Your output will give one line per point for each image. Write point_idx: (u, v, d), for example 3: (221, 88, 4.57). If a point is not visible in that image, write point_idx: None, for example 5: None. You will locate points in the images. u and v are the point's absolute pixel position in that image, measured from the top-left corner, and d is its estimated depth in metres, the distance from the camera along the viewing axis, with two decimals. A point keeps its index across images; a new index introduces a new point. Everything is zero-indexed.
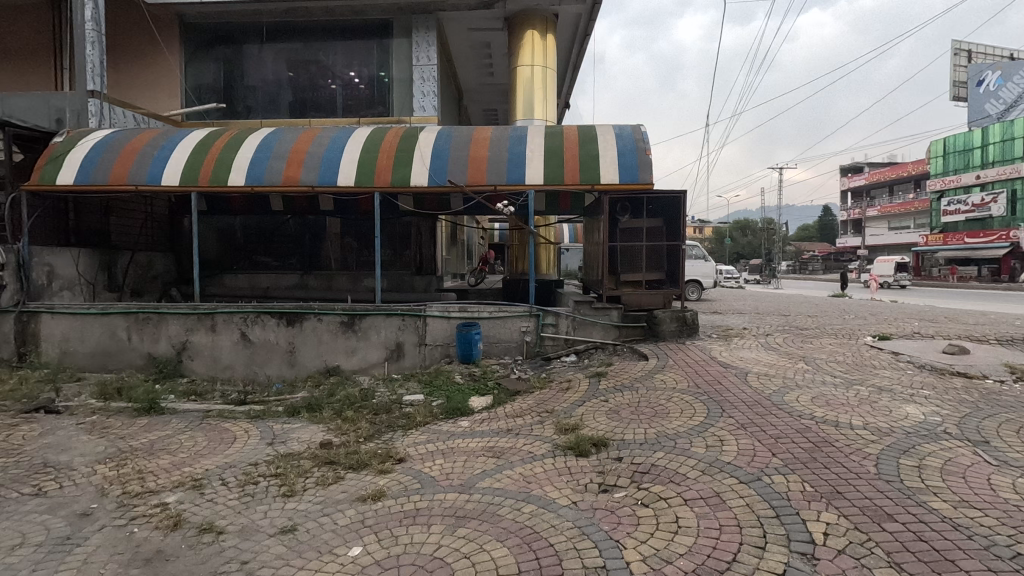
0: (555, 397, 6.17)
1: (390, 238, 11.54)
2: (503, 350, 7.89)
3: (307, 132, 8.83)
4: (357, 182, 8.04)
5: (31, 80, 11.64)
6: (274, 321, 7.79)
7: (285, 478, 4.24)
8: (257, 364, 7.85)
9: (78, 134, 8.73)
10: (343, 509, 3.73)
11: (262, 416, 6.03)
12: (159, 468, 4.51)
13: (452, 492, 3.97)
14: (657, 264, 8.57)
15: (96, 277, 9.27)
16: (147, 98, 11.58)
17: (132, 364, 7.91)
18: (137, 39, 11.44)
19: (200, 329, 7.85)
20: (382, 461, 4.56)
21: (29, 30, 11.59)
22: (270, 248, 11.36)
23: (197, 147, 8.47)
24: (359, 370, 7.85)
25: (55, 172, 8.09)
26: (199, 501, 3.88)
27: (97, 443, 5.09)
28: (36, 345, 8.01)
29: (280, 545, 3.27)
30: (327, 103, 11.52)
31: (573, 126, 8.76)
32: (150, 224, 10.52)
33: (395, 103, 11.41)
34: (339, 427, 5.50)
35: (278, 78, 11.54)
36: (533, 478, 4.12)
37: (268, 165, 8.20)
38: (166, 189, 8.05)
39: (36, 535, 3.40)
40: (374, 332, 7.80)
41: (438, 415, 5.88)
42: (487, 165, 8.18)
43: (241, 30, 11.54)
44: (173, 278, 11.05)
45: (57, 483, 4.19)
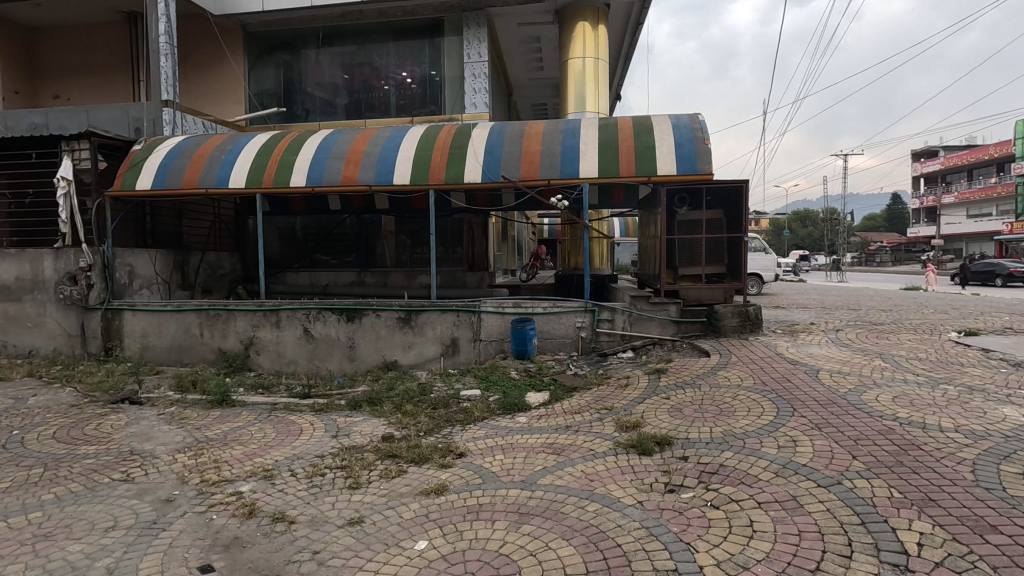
0: (613, 394, 6.05)
1: (443, 235, 11.68)
2: (558, 346, 7.81)
3: (364, 132, 9.02)
4: (412, 180, 8.14)
5: (112, 92, 12.42)
6: (335, 318, 8.01)
7: (350, 471, 4.34)
8: (319, 359, 8.11)
9: (154, 141, 9.25)
10: (407, 502, 3.78)
11: (325, 409, 6.21)
12: (233, 458, 4.71)
13: (514, 488, 3.95)
14: (718, 257, 8.26)
15: (171, 276, 9.79)
16: (215, 106, 12.16)
17: (204, 358, 8.34)
18: (205, 50, 12.05)
19: (266, 325, 8.17)
20: (443, 455, 4.59)
21: (109, 46, 12.38)
22: (329, 246, 11.71)
23: (261, 150, 8.81)
24: (415, 364, 7.97)
25: (134, 178, 8.59)
26: (271, 491, 4.01)
27: (176, 433, 5.38)
28: (120, 340, 8.58)
29: (348, 537, 3.33)
30: (382, 103, 11.74)
31: (627, 117, 8.53)
32: (220, 225, 11.06)
33: (447, 101, 11.52)
34: (400, 421, 5.59)
35: (335, 81, 11.84)
36: (596, 476, 4.04)
37: (327, 166, 8.43)
38: (234, 191, 8.42)
39: (126, 518, 3.60)
40: (430, 328, 7.90)
41: (496, 410, 5.86)
42: (540, 159, 8.10)
43: (299, 36, 11.91)
44: (239, 277, 11.56)
45: (142, 470, 4.45)
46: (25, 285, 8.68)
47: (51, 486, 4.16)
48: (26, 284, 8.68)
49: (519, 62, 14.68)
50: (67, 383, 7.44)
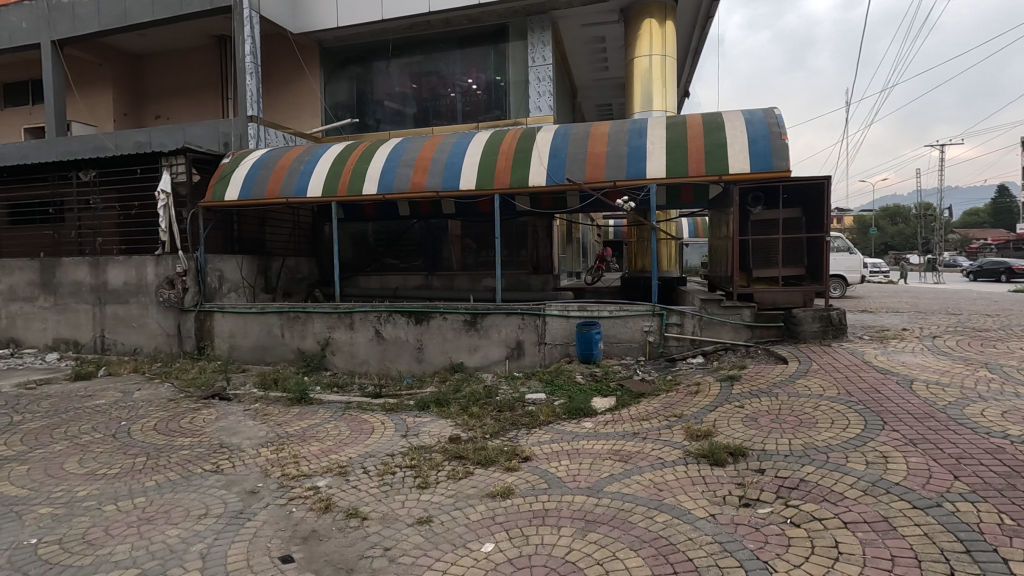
0: (682, 401, 5.85)
1: (508, 239, 11.78)
2: (624, 350, 7.67)
3: (431, 139, 9.25)
4: (478, 185, 8.26)
5: (205, 111, 13.46)
6: (404, 320, 8.26)
7: (419, 470, 4.45)
8: (389, 360, 8.39)
9: (241, 155, 9.91)
10: (473, 504, 3.82)
11: (395, 409, 6.41)
12: (311, 454, 4.96)
13: (581, 494, 3.91)
14: (796, 258, 7.82)
15: (256, 280, 10.44)
16: (293, 118, 12.89)
17: (285, 357, 8.85)
18: (285, 67, 12.81)
19: (340, 326, 8.54)
20: (509, 458, 4.61)
21: (201, 67, 13.42)
22: (398, 251, 12.10)
23: (336, 160, 9.24)
24: (481, 367, 8.07)
25: (224, 189, 9.25)
26: (345, 487, 4.19)
27: (260, 429, 5.73)
28: (211, 340, 9.25)
29: (417, 535, 3.41)
30: (448, 111, 12.02)
31: (696, 114, 8.25)
32: (298, 231, 11.70)
33: (511, 105, 11.61)
34: (466, 423, 5.67)
35: (404, 90, 12.24)
36: (665, 486, 3.92)
37: (396, 173, 8.71)
38: (311, 199, 8.88)
39: (216, 507, 3.87)
40: (496, 331, 7.97)
41: (562, 415, 5.83)
42: (606, 161, 7.99)
43: (371, 49, 12.40)
44: (316, 280, 12.16)
45: (230, 462, 4.77)
46: (132, 289, 9.59)
47: (153, 474, 4.54)
48: (133, 288, 9.58)
49: (583, 63, 14.57)
50: (166, 379, 8.12)
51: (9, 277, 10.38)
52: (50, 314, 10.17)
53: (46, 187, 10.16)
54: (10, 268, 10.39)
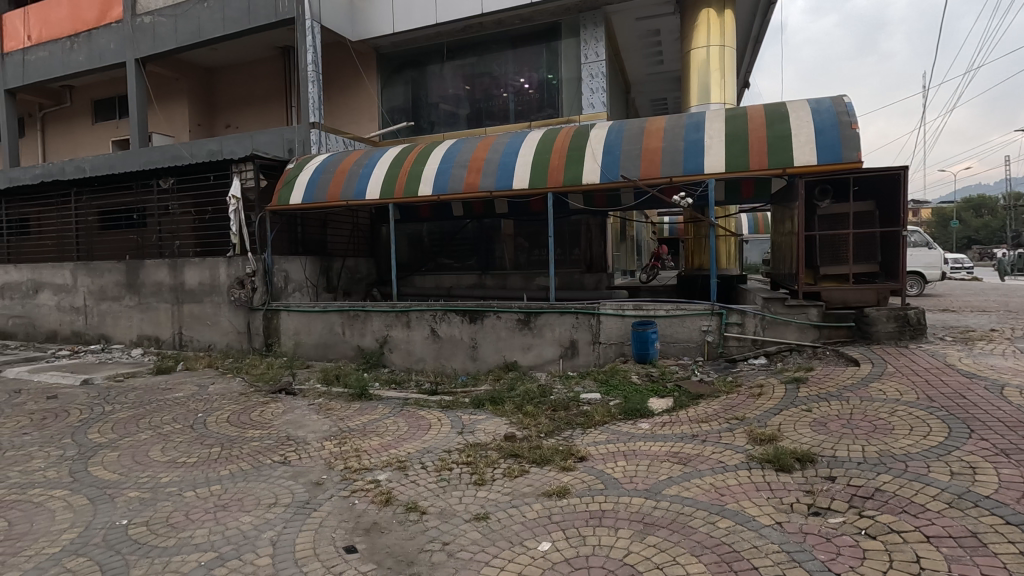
0: (744, 403, 5.65)
1: (561, 238, 11.74)
2: (681, 350, 7.47)
3: (484, 139, 9.34)
4: (531, 183, 8.26)
5: (271, 118, 14.12)
6: (459, 318, 8.38)
7: (476, 467, 4.51)
8: (445, 358, 8.53)
9: (304, 160, 10.33)
10: (529, 502, 3.83)
11: (451, 406, 6.51)
12: (371, 448, 5.12)
13: (638, 496, 3.84)
14: (868, 253, 7.38)
15: (318, 280, 10.88)
16: (351, 123, 13.33)
17: (345, 354, 9.17)
18: (344, 74, 13.27)
19: (398, 325, 8.77)
20: (564, 458, 4.59)
21: (267, 77, 14.08)
22: (452, 251, 12.29)
23: (393, 163, 9.49)
24: (535, 365, 8.07)
25: (288, 193, 9.67)
26: (404, 481, 4.30)
27: (323, 422, 5.97)
28: (278, 337, 9.71)
29: (475, 531, 3.46)
30: (501, 111, 12.10)
31: (758, 105, 7.92)
32: (358, 233, 12.10)
33: (564, 103, 11.55)
34: (521, 421, 5.69)
35: (457, 92, 12.42)
36: (727, 491, 3.80)
37: (451, 174, 8.85)
38: (369, 202, 9.16)
39: (284, 496, 4.06)
40: (549, 330, 7.95)
41: (617, 415, 5.76)
42: (662, 156, 7.81)
43: (425, 53, 12.64)
44: (374, 280, 12.54)
45: (296, 454, 4.99)
46: (207, 289, 10.21)
47: (227, 463, 4.82)
48: (207, 288, 10.20)
49: (638, 58, 14.30)
50: (237, 374, 8.59)
51: (100, 278, 11.28)
52: (135, 312, 10.97)
53: (131, 195, 10.96)
54: (100, 270, 11.28)
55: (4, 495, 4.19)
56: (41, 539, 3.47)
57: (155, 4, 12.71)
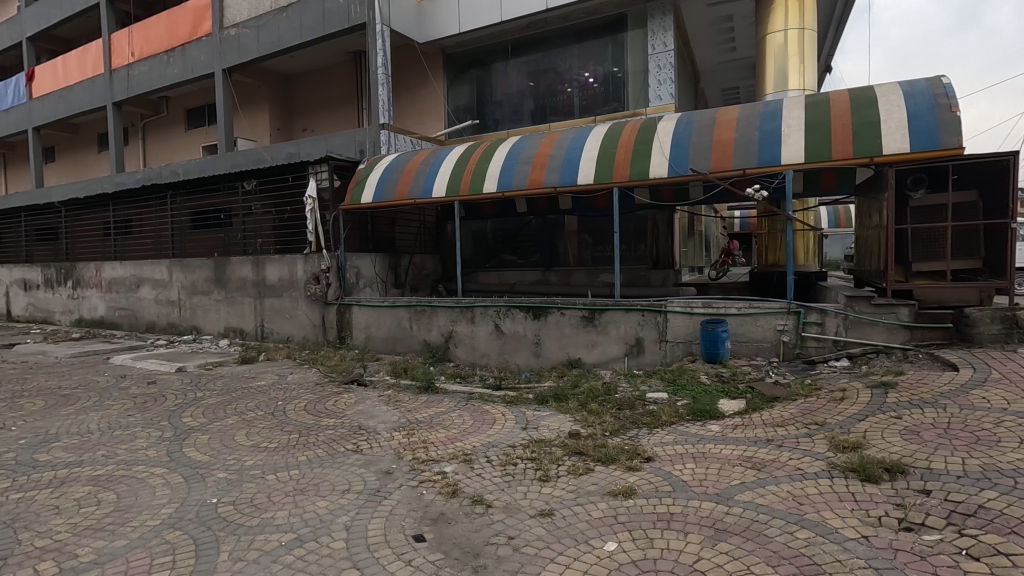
0: (824, 407, 5.33)
1: (626, 233, 11.51)
2: (755, 350, 7.14)
3: (549, 135, 9.29)
4: (596, 179, 8.15)
5: (343, 121, 14.72)
6: (522, 315, 8.41)
7: (540, 463, 4.51)
8: (508, 353, 8.58)
9: (375, 160, 10.69)
10: (595, 501, 3.79)
11: (515, 402, 6.56)
12: (438, 440, 5.24)
13: (709, 500, 3.71)
14: (969, 248, 6.75)
15: (387, 276, 11.25)
16: (419, 124, 13.66)
17: (412, 348, 9.43)
18: (412, 76, 13.61)
19: (463, 320, 8.92)
20: (630, 458, 4.51)
21: (340, 81, 14.68)
22: (516, 247, 12.35)
23: (459, 161, 9.64)
24: (599, 363, 7.95)
25: (360, 193, 10.06)
26: (470, 474, 4.37)
27: (393, 413, 6.18)
28: (350, 330, 10.13)
29: (539, 527, 3.46)
30: (565, 106, 12.02)
31: (842, 90, 7.40)
32: (424, 230, 12.41)
33: (630, 96, 11.30)
34: (585, 419, 5.64)
35: (522, 89, 12.44)
36: (806, 500, 3.59)
37: (516, 171, 8.88)
38: (436, 199, 9.36)
39: (357, 484, 4.24)
40: (614, 327, 7.82)
41: (685, 416, 5.58)
42: (734, 148, 7.48)
43: (490, 51, 12.74)
44: (440, 276, 12.81)
45: (367, 443, 5.19)
46: (286, 284, 10.82)
47: (305, 449, 5.08)
48: (286, 283, 10.81)
49: (708, 46, 13.76)
50: (313, 365, 9.05)
51: (192, 274, 12.21)
52: (222, 305, 11.79)
53: (219, 196, 11.77)
54: (192, 266, 12.21)
55: (112, 470, 4.63)
56: (144, 512, 3.80)
57: (240, 17, 13.55)
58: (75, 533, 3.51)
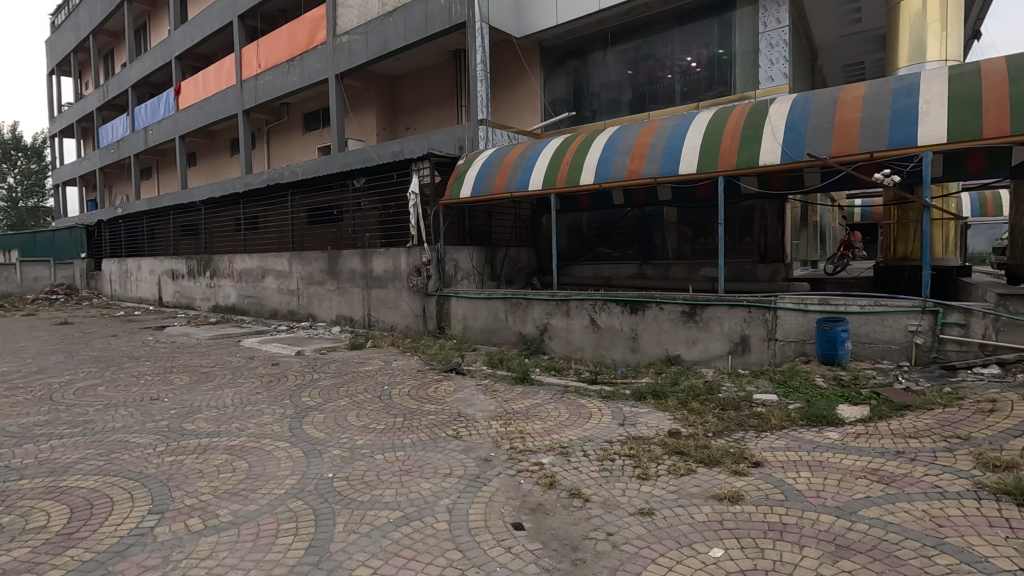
0: (967, 420, 4.72)
1: (731, 225, 10.89)
2: (881, 353, 6.46)
3: (649, 124, 8.96)
4: (700, 168, 7.77)
5: (444, 119, 15.22)
6: (619, 309, 8.24)
7: (638, 460, 4.41)
8: (604, 348, 8.44)
9: (473, 155, 10.93)
10: (698, 503, 3.63)
11: (611, 397, 6.45)
12: (534, 431, 5.28)
13: (828, 514, 3.42)
14: None
15: (484, 269, 11.51)
16: (515, 118, 13.80)
17: (508, 340, 9.58)
18: (510, 70, 13.74)
19: (558, 313, 8.91)
20: (736, 461, 4.26)
21: (441, 80, 15.17)
22: (612, 240, 12.11)
23: (556, 154, 9.60)
24: (701, 361, 7.59)
25: (459, 187, 10.36)
26: (567, 467, 4.36)
27: (491, 403, 6.33)
28: (449, 321, 10.50)
29: (640, 526, 3.38)
30: (666, 94, 11.55)
31: (997, 57, 6.44)
32: (520, 223, 12.51)
33: (737, 79, 10.60)
34: (686, 418, 5.42)
35: (620, 78, 12.14)
36: (948, 522, 3.19)
37: (614, 162, 8.70)
38: (533, 192, 9.40)
39: (458, 468, 4.39)
40: (717, 324, 7.42)
41: (798, 421, 5.18)
42: (859, 129, 6.79)
43: (588, 41, 12.54)
44: (535, 269, 12.89)
45: (466, 430, 5.35)
46: (390, 275, 11.43)
47: (409, 432, 5.34)
48: (391, 275, 11.42)
49: (828, 20, 12.57)
50: (415, 353, 9.50)
51: (309, 265, 13.26)
52: (334, 295, 12.70)
53: (331, 194, 12.66)
54: (309, 258, 13.25)
55: (245, 441, 5.15)
56: (272, 481, 4.20)
57: (351, 25, 14.42)
58: (216, 496, 3.95)
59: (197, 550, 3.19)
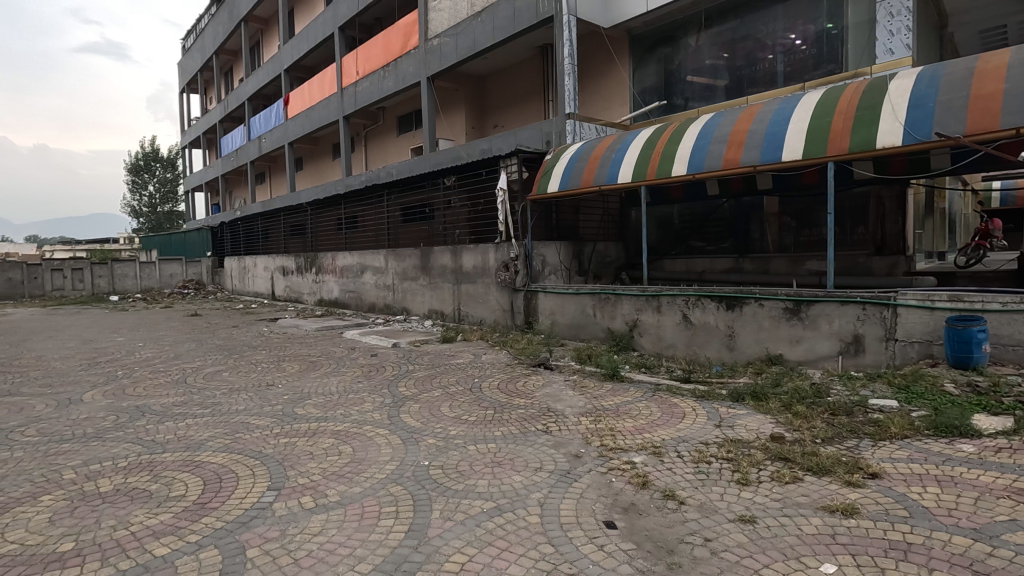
0: None
1: (841, 214, 10.03)
2: None
3: (748, 109, 8.43)
4: (806, 154, 7.21)
5: (531, 114, 15.29)
6: (714, 305, 7.86)
7: (737, 465, 4.19)
8: (698, 345, 8.09)
9: (561, 150, 10.85)
10: (807, 514, 3.39)
11: (706, 396, 6.18)
12: (625, 429, 5.18)
13: (961, 535, 3.06)
14: None
15: (571, 264, 11.45)
16: (603, 110, 13.58)
17: (596, 336, 9.47)
18: (598, 61, 13.52)
19: (648, 309, 8.66)
20: (850, 471, 3.93)
21: (528, 75, 15.22)
22: (705, 233, 11.57)
23: (646, 145, 9.31)
24: (806, 362, 7.07)
25: (546, 182, 10.34)
26: (660, 467, 4.24)
27: (579, 399, 6.29)
28: (536, 316, 10.55)
29: (741, 534, 3.21)
30: (767, 76, 10.83)
31: None
32: (609, 217, 12.28)
33: (849, 54, 9.61)
34: (791, 422, 5.07)
35: (715, 62, 11.55)
36: None
37: (709, 151, 8.29)
38: (622, 186, 9.20)
39: (548, 463, 4.40)
40: (826, 322, 6.86)
41: (922, 430, 4.68)
42: (1001, 103, 5.99)
43: (681, 26, 12.03)
44: (623, 263, 12.64)
45: (556, 425, 5.36)
46: (479, 271, 11.69)
47: (500, 425, 5.44)
48: (480, 271, 11.68)
49: None
50: (504, 347, 9.65)
51: (403, 262, 13.88)
52: (427, 290, 13.19)
53: (424, 193, 13.17)
54: (403, 255, 13.87)
55: (349, 427, 5.51)
56: (373, 466, 4.45)
57: (442, 27, 14.85)
58: (325, 477, 4.25)
59: (309, 527, 3.45)
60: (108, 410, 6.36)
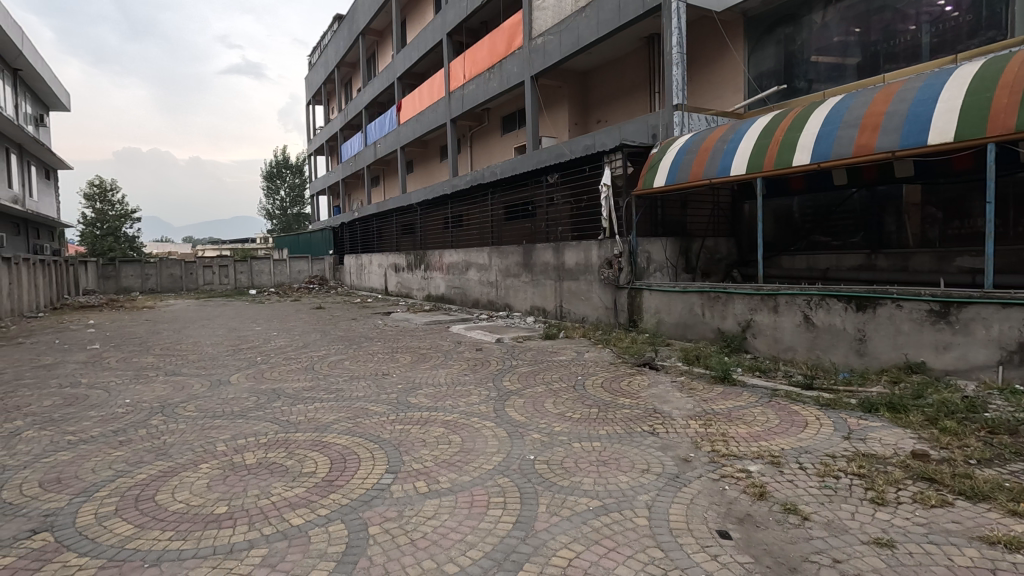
0: None
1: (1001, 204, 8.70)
2: None
3: (886, 88, 7.57)
4: (959, 136, 6.33)
5: (636, 107, 14.92)
6: (842, 305, 7.16)
7: (871, 482, 3.79)
8: (821, 349, 7.44)
9: (668, 142, 10.46)
10: (959, 544, 2.99)
11: (832, 405, 5.66)
12: (739, 435, 4.90)
13: None
14: None
15: (677, 261, 11.03)
16: (715, 98, 12.91)
17: (705, 336, 9.03)
18: (709, 47, 12.88)
19: (764, 309, 8.11)
20: (1016, 500, 3.40)
21: (632, 68, 14.84)
22: (829, 227, 10.60)
23: (764, 133, 8.71)
24: (955, 371, 6.23)
25: (652, 177, 10.02)
26: (779, 478, 3.96)
27: (687, 400, 6.06)
28: (640, 314, 10.26)
29: (877, 558, 2.92)
30: (907, 50, 9.67)
31: None
32: (719, 211, 11.67)
33: (1016, 17, 8.21)
34: (936, 439, 4.51)
35: (845, 39, 10.52)
36: None
37: (837, 137, 7.58)
38: (736, 178, 8.69)
39: (656, 466, 4.28)
40: (982, 327, 6.00)
41: None
42: None
43: (804, 2, 11.10)
44: (735, 260, 11.96)
45: (663, 427, 5.20)
46: (582, 268, 11.63)
47: (604, 424, 5.38)
48: (583, 268, 11.61)
49: None
50: (607, 345, 9.53)
51: (506, 259, 14.16)
52: (529, 287, 13.35)
53: (527, 191, 13.33)
54: (507, 252, 14.15)
55: (457, 418, 5.74)
56: (481, 456, 4.59)
57: (546, 25, 14.90)
58: (436, 464, 4.46)
59: (423, 510, 3.64)
60: (250, 391, 7.15)
